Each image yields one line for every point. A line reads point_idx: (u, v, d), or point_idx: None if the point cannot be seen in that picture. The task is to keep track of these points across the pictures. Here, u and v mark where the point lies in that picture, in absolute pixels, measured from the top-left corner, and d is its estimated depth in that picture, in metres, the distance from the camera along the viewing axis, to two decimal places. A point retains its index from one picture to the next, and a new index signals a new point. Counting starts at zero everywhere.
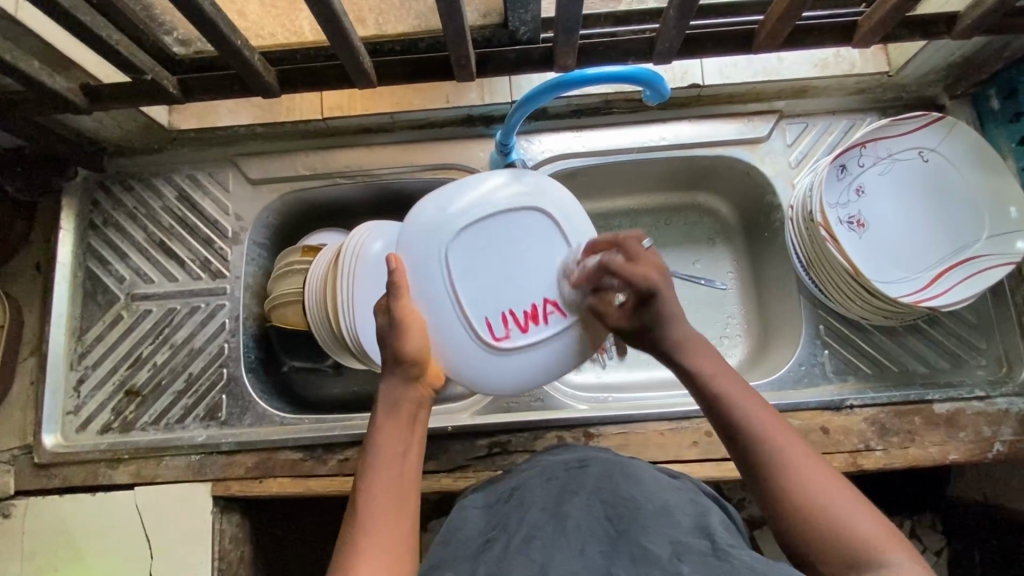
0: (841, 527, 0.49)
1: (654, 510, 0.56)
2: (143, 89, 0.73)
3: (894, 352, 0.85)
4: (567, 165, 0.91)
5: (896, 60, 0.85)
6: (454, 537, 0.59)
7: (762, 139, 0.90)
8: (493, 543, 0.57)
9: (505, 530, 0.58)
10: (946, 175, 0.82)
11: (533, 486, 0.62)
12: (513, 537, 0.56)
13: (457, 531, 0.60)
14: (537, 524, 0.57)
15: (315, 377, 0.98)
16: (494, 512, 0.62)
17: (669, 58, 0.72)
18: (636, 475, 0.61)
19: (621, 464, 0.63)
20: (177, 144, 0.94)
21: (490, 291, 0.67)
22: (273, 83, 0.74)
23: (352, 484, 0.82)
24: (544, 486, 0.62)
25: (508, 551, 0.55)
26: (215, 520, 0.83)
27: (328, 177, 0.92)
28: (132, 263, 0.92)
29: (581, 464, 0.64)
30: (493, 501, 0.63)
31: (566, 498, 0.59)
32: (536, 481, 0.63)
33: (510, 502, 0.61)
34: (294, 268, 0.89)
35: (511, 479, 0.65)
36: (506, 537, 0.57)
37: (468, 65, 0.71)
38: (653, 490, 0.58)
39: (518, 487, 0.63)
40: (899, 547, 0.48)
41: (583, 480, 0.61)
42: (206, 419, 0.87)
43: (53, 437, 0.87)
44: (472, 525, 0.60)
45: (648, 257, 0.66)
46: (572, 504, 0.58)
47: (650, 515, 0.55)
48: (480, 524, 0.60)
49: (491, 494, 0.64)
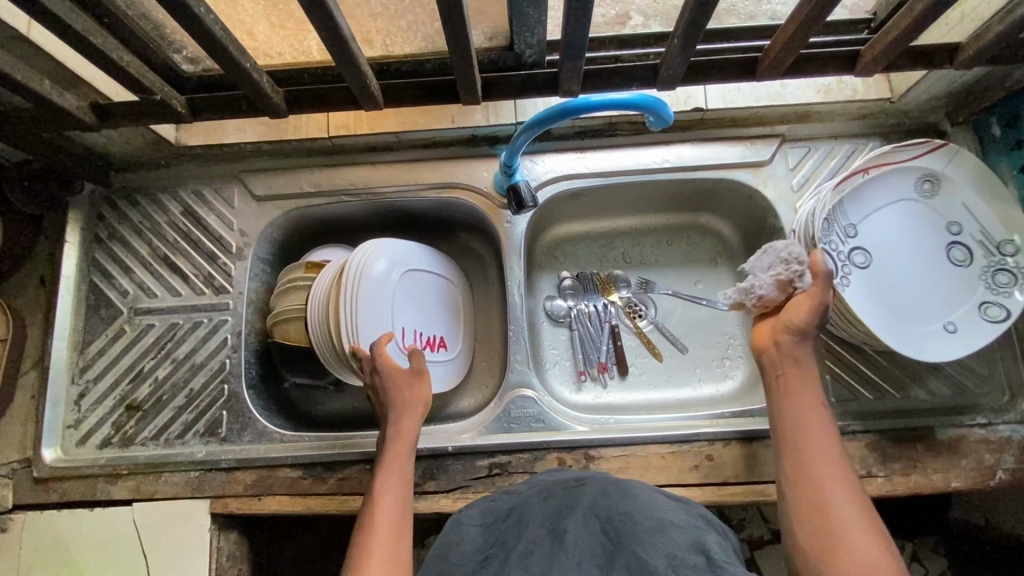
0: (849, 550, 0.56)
1: (649, 525, 0.56)
2: (151, 108, 0.74)
3: (898, 380, 0.84)
4: (571, 185, 0.92)
5: (898, 87, 0.86)
6: (449, 552, 0.59)
7: (765, 163, 0.90)
8: (493, 562, 0.55)
9: (503, 547, 0.57)
10: (949, 202, 0.82)
11: (532, 505, 0.62)
12: (511, 552, 0.55)
13: (453, 548, 0.59)
14: (535, 539, 0.56)
15: (317, 394, 0.98)
16: (490, 529, 0.61)
17: (673, 85, 0.73)
18: (634, 493, 0.61)
19: (618, 483, 0.63)
20: (183, 159, 0.94)
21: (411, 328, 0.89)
22: (281, 104, 0.74)
23: (351, 503, 0.81)
24: (542, 506, 0.61)
25: (507, 564, 0.54)
26: (213, 537, 0.82)
27: (334, 194, 0.93)
28: (136, 277, 0.93)
29: (579, 482, 0.64)
30: (491, 519, 0.63)
31: (564, 514, 0.59)
32: (535, 500, 0.63)
33: (509, 520, 0.61)
34: (298, 284, 0.90)
35: (509, 497, 0.65)
36: (504, 553, 0.56)
37: (474, 88, 0.72)
38: (650, 507, 0.59)
39: (518, 505, 0.63)
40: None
41: (581, 498, 0.61)
42: (205, 435, 0.87)
43: (52, 452, 0.86)
44: (469, 540, 0.60)
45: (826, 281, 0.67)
46: (571, 519, 0.57)
47: (647, 530, 0.55)
48: (476, 540, 0.60)
49: (491, 509, 0.64)
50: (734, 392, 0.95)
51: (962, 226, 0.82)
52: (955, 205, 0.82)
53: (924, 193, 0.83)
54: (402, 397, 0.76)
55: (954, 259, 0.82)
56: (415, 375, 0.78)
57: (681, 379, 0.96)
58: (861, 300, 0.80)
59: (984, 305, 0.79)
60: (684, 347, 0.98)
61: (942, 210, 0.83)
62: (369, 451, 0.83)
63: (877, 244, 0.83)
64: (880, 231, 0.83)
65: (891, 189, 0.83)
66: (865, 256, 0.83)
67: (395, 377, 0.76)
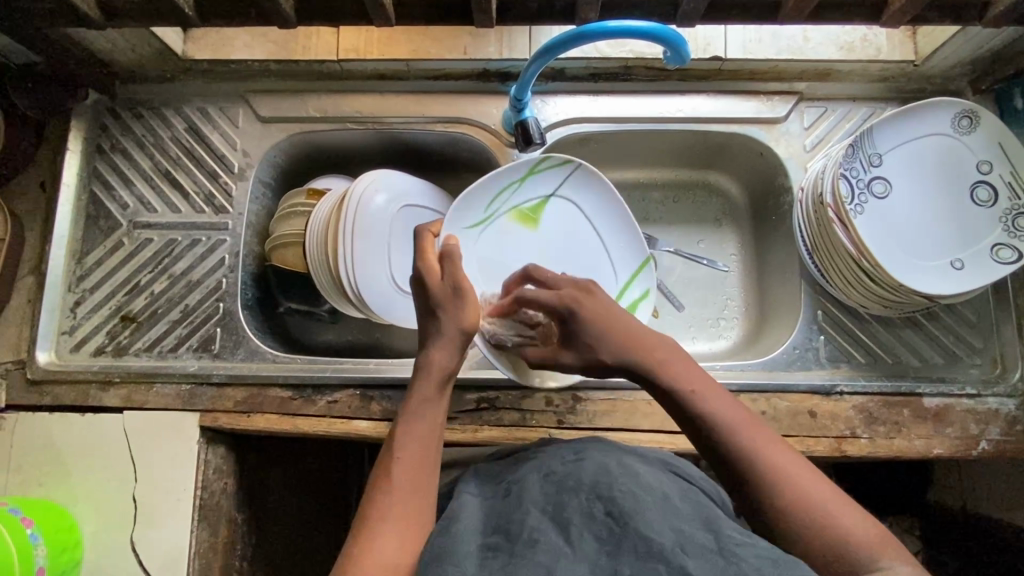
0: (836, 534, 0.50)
1: (654, 502, 0.52)
2: (158, 9, 0.72)
3: (890, 344, 0.85)
4: (580, 130, 0.90)
5: (923, 49, 0.84)
6: (451, 529, 0.53)
7: (779, 120, 0.89)
8: (498, 547, 0.50)
9: (509, 533, 0.52)
10: (965, 164, 0.80)
11: (532, 486, 0.58)
12: (517, 537, 0.50)
13: (455, 525, 0.54)
14: (538, 525, 0.51)
15: (311, 323, 0.98)
16: (490, 507, 0.58)
17: (693, 21, 0.71)
18: (636, 470, 0.58)
19: (617, 459, 0.60)
20: (188, 75, 0.93)
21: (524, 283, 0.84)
22: (291, 14, 0.72)
23: (339, 426, 0.82)
24: (541, 487, 0.57)
25: (513, 553, 0.48)
26: (201, 450, 0.83)
27: (339, 121, 0.91)
28: (137, 191, 0.92)
29: (578, 460, 0.60)
30: (490, 497, 0.59)
31: (566, 496, 0.54)
32: (534, 481, 0.58)
33: (509, 498, 0.57)
34: (298, 210, 0.90)
35: (508, 478, 0.62)
36: (510, 537, 0.51)
37: (490, 9, 0.70)
38: (652, 486, 0.55)
39: (516, 485, 0.59)
40: (900, 556, 0.49)
41: (581, 476, 0.57)
42: (199, 350, 0.88)
43: (47, 355, 0.87)
44: (469, 518, 0.55)
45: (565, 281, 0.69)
46: (572, 505, 0.53)
47: (651, 507, 0.51)
48: (476, 521, 0.54)
49: (490, 487, 0.60)
50: (726, 351, 0.95)
51: (992, 165, 0.79)
52: (991, 144, 0.78)
53: (960, 132, 0.79)
54: (449, 321, 0.65)
55: (978, 198, 0.79)
56: (458, 294, 0.65)
57: (676, 336, 0.96)
58: (868, 229, 0.80)
59: (997, 247, 0.78)
60: (682, 306, 0.97)
61: (975, 152, 0.79)
62: (360, 375, 0.84)
63: (899, 176, 0.81)
64: (903, 172, 0.81)
65: (916, 130, 0.80)
66: (886, 187, 0.81)
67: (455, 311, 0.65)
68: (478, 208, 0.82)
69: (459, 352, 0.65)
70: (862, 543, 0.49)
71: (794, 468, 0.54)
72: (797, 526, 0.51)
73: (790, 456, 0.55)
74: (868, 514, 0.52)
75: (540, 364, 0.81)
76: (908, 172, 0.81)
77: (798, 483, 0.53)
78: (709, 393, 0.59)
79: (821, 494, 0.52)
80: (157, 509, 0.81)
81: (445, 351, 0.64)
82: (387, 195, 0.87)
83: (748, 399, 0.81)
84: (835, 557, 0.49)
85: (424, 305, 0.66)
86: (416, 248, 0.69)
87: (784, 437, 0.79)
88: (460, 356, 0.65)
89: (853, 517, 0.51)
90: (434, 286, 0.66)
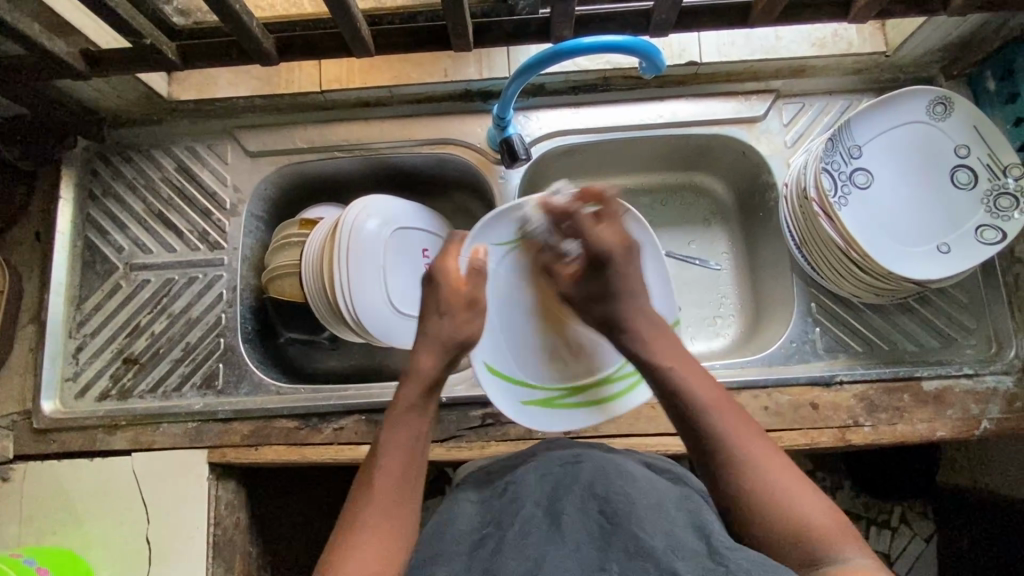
0: (787, 510, 0.55)
1: (648, 504, 0.55)
2: (141, 55, 0.73)
3: (885, 331, 0.86)
4: (565, 141, 0.91)
5: (894, 40, 0.86)
6: (446, 528, 0.58)
7: (759, 119, 0.90)
8: (489, 539, 0.55)
9: (500, 526, 0.56)
10: (944, 149, 0.81)
11: (527, 481, 0.60)
12: (509, 532, 0.55)
13: (451, 525, 0.58)
14: (531, 521, 0.55)
15: (313, 350, 0.99)
16: (486, 504, 0.60)
17: (666, 31, 0.73)
18: (630, 468, 0.60)
19: (614, 458, 0.62)
20: (175, 115, 0.94)
21: (528, 327, 0.80)
22: (272, 51, 0.74)
23: (347, 452, 0.83)
24: (537, 483, 0.59)
25: (502, 548, 0.53)
26: (211, 486, 0.83)
27: (327, 150, 0.93)
28: (131, 233, 0.93)
29: (575, 458, 0.62)
30: (488, 494, 0.62)
31: (562, 492, 0.57)
32: (530, 476, 0.61)
33: (503, 496, 0.59)
34: (292, 240, 0.91)
35: (507, 471, 0.64)
36: (500, 532, 0.55)
37: (466, 33, 0.71)
38: (647, 486, 0.57)
39: (514, 483, 0.60)
40: (842, 532, 0.54)
41: (578, 474, 0.59)
42: (203, 387, 0.88)
43: (52, 403, 0.87)
44: (465, 516, 0.59)
45: (613, 234, 0.70)
46: (567, 501, 0.56)
47: (645, 509, 0.54)
48: (471, 517, 0.58)
49: (486, 486, 0.64)
50: (725, 349, 0.96)
51: (970, 148, 0.80)
52: (966, 127, 0.80)
53: (936, 119, 0.81)
54: (449, 325, 0.69)
55: (958, 181, 0.81)
56: (470, 306, 0.70)
57: None
58: (854, 220, 0.81)
59: (981, 229, 0.79)
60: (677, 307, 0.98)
61: (953, 137, 0.81)
62: (364, 401, 0.84)
63: (879, 166, 0.82)
64: (883, 161, 0.82)
65: (893, 120, 0.82)
66: (867, 178, 0.82)
67: (456, 318, 0.69)
68: (509, 227, 0.78)
69: (443, 362, 0.68)
70: (813, 524, 0.54)
71: (756, 448, 0.59)
72: (746, 495, 0.57)
73: (755, 437, 0.60)
74: (831, 503, 0.56)
75: (533, 407, 0.78)
76: (888, 162, 0.82)
77: (760, 464, 0.58)
78: (683, 367, 0.65)
79: (784, 477, 0.57)
80: (170, 548, 0.81)
81: (433, 357, 0.68)
82: (380, 221, 0.88)
83: (750, 395, 0.82)
84: (776, 528, 0.55)
85: (433, 306, 0.70)
86: (443, 248, 0.74)
87: (787, 431, 0.80)
88: (445, 364, 0.68)
89: (805, 499, 0.56)
90: (452, 295, 0.70)
